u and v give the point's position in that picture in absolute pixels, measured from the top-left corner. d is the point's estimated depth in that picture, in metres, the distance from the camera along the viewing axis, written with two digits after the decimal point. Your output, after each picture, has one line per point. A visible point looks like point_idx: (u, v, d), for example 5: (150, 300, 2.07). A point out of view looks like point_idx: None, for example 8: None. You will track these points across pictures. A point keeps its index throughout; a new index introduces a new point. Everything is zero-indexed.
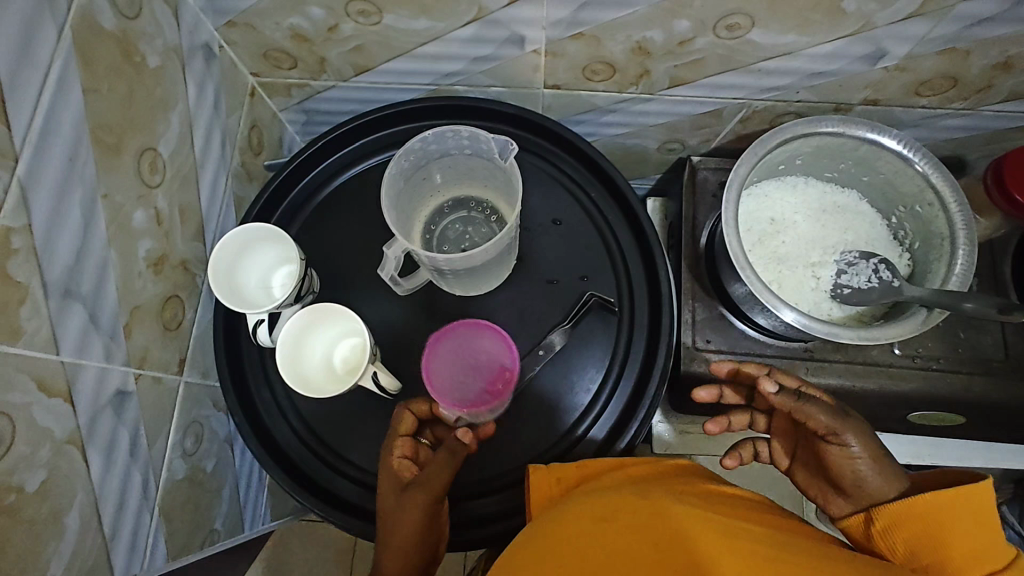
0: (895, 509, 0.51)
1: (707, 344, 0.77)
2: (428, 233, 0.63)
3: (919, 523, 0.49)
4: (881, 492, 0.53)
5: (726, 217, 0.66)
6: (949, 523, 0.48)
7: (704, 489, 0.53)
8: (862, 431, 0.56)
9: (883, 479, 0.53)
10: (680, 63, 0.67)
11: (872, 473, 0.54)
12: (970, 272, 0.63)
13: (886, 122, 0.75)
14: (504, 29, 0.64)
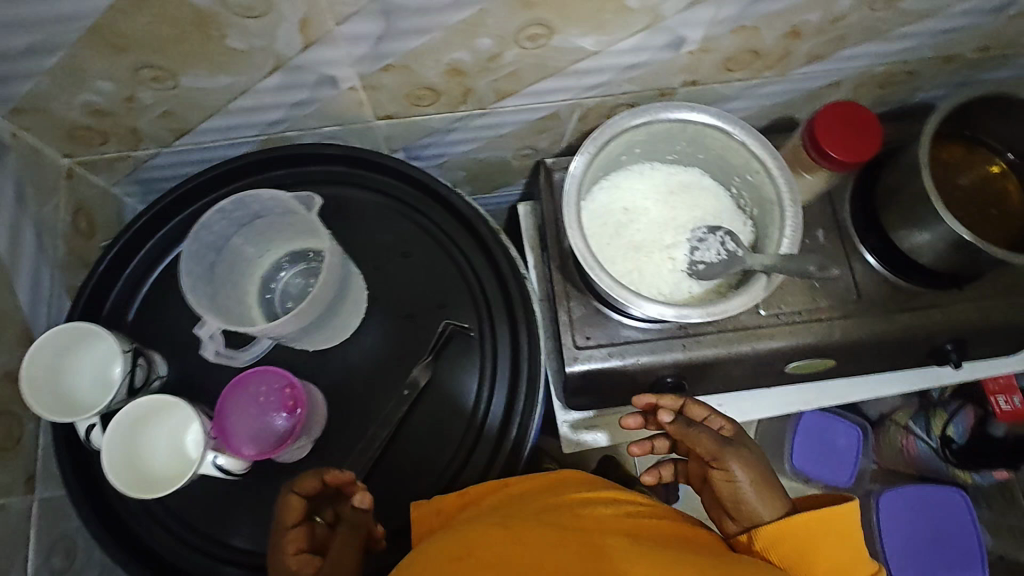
0: (792, 525, 0.57)
1: (587, 340, 0.79)
2: (268, 296, 0.62)
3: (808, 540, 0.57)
4: (760, 514, 0.60)
5: (570, 222, 0.68)
6: (833, 543, 0.57)
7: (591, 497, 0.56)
8: (746, 453, 0.63)
9: (765, 501, 0.60)
10: (497, 77, 0.68)
11: (756, 495, 0.60)
12: (799, 231, 0.67)
13: (712, 98, 0.78)
14: (311, 72, 0.63)
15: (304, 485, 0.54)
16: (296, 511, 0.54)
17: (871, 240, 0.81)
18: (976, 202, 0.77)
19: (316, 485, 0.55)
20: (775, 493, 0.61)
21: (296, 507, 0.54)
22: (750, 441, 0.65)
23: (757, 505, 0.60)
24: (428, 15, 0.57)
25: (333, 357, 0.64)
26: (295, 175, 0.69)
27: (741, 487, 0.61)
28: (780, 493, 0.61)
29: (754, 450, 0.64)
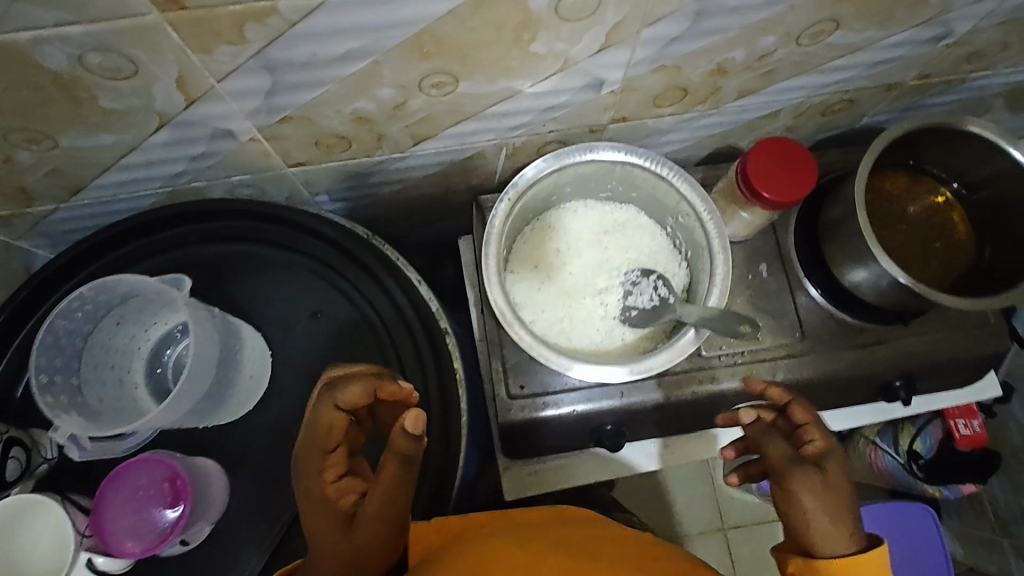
0: (843, 563, 0.51)
1: (521, 390, 0.75)
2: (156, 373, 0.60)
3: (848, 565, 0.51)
4: (824, 541, 0.53)
5: (490, 276, 0.65)
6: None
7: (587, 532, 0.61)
8: (833, 461, 0.57)
9: (833, 526, 0.53)
10: (410, 124, 0.64)
11: (824, 515, 0.54)
12: (728, 280, 0.65)
13: (645, 132, 0.75)
14: (202, 127, 0.59)
15: (346, 396, 0.54)
16: (337, 423, 0.54)
17: (815, 275, 0.78)
18: (922, 233, 0.75)
19: (359, 397, 0.54)
20: (843, 517, 0.54)
21: (336, 423, 0.54)
22: (831, 453, 0.58)
23: (819, 526, 0.54)
24: (317, 69, 0.53)
25: (239, 429, 0.61)
26: (195, 229, 0.65)
27: (806, 507, 0.54)
28: (852, 523, 0.54)
29: (824, 468, 0.57)
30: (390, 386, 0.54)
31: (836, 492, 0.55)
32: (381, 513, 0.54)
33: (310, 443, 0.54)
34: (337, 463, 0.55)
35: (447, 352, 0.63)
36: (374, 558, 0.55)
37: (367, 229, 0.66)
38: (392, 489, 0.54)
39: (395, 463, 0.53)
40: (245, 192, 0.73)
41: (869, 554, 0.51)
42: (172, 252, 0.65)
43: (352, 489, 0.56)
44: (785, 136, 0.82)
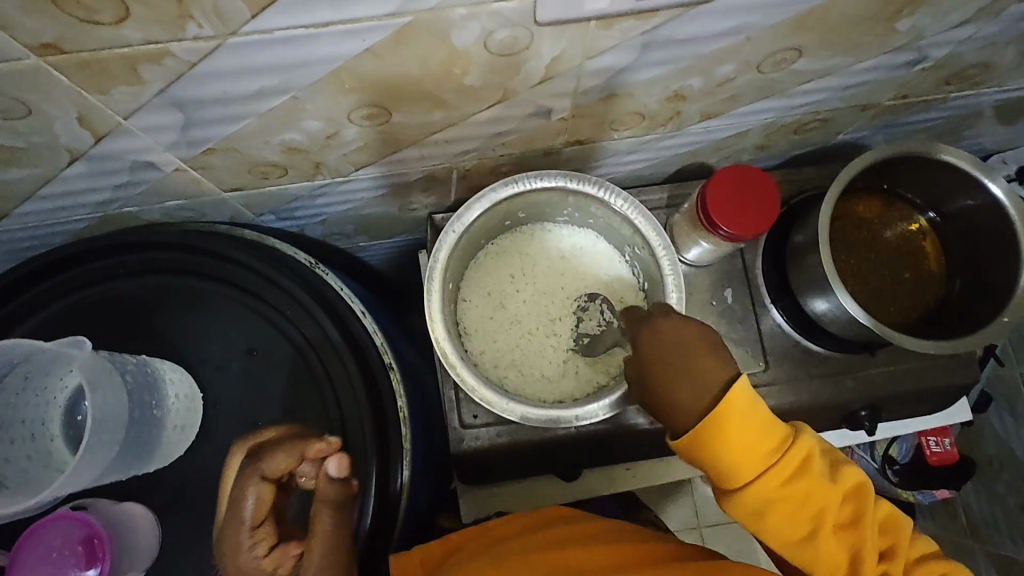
0: (707, 431, 0.51)
1: (474, 419, 0.73)
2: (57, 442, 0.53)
3: (728, 453, 0.52)
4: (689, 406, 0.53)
5: (431, 314, 0.62)
6: (754, 438, 0.52)
7: (573, 534, 0.61)
8: (656, 327, 0.55)
9: (688, 386, 0.53)
10: (347, 151, 0.60)
11: (678, 377, 0.53)
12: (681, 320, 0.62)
13: (605, 154, 0.71)
14: (119, 160, 0.55)
15: (270, 466, 0.51)
16: (264, 496, 0.51)
17: (782, 301, 0.76)
18: (891, 263, 0.72)
19: (287, 461, 0.51)
20: (708, 383, 0.52)
21: (264, 496, 0.51)
22: (665, 317, 0.56)
23: (675, 384, 0.53)
24: (232, 105, 0.49)
25: (171, 473, 0.59)
26: (129, 260, 0.62)
27: (674, 374, 0.53)
28: (715, 367, 0.53)
29: (656, 327, 0.55)
30: (317, 444, 0.50)
31: (690, 354, 0.53)
32: (322, 572, 0.49)
33: (234, 519, 0.50)
34: (267, 535, 0.51)
35: (388, 390, 0.61)
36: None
37: (310, 257, 0.63)
38: (331, 542, 0.50)
39: (329, 516, 0.50)
40: (184, 216, 0.69)
41: (728, 416, 0.51)
42: (103, 283, 0.62)
43: (288, 556, 0.51)
44: (757, 153, 0.78)
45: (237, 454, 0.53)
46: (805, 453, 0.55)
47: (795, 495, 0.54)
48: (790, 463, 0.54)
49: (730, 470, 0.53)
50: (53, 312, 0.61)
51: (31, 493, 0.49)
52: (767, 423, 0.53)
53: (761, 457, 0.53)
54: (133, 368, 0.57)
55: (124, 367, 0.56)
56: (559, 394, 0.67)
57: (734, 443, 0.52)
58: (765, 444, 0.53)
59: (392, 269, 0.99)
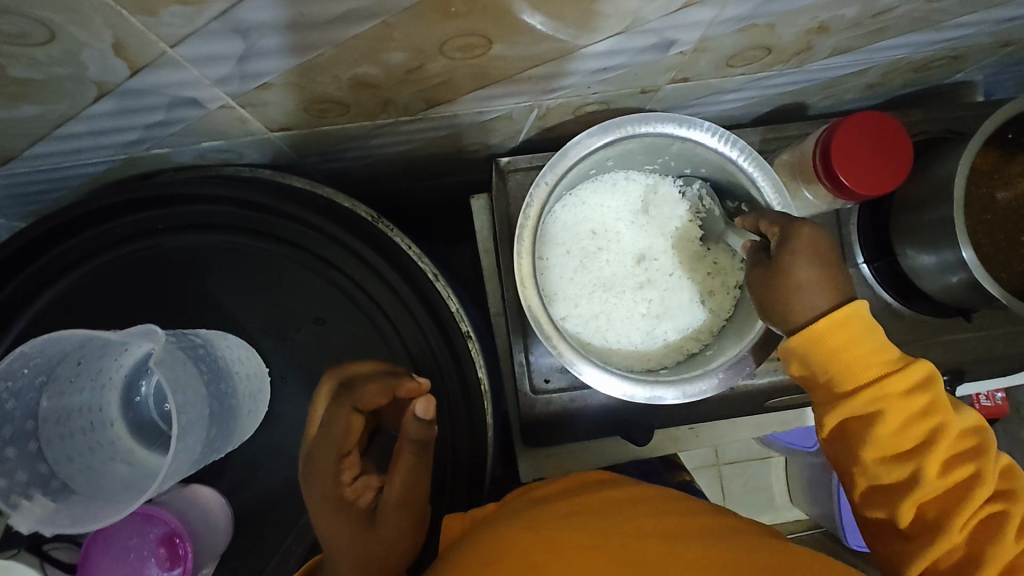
0: (821, 335, 0.49)
1: (546, 383, 0.68)
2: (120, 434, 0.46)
3: (837, 354, 0.49)
4: (804, 314, 0.49)
5: (522, 275, 0.56)
6: (869, 352, 0.49)
7: (629, 500, 0.54)
8: (796, 235, 0.50)
9: (810, 297, 0.49)
10: (424, 87, 0.51)
11: (805, 280, 0.49)
12: None
13: (706, 93, 0.62)
14: (158, 95, 0.45)
15: (363, 400, 0.49)
16: (353, 426, 0.50)
17: (876, 263, 0.70)
18: (1008, 224, 0.64)
19: (380, 398, 0.49)
20: (825, 289, 0.49)
21: (354, 424, 0.50)
22: (791, 228, 0.50)
23: (796, 293, 0.49)
24: (309, 33, 0.39)
25: (236, 450, 0.54)
26: (170, 214, 0.54)
27: (804, 278, 0.49)
28: (835, 280, 0.50)
29: (786, 239, 0.50)
30: (407, 384, 0.49)
31: (816, 264, 0.49)
32: (404, 502, 0.51)
33: (323, 444, 0.50)
34: (353, 465, 0.52)
35: (470, 361, 0.56)
36: (403, 548, 0.52)
37: (373, 210, 0.56)
38: (409, 479, 0.50)
39: (411, 453, 0.50)
40: (219, 157, 0.60)
41: (836, 320, 0.48)
42: (142, 240, 0.54)
43: (368, 487, 0.52)
44: (862, 92, 0.70)
45: (329, 381, 0.51)
46: (923, 376, 0.49)
47: (906, 414, 0.48)
48: (904, 379, 0.48)
49: (835, 373, 0.49)
50: (87, 272, 0.54)
51: (106, 497, 0.43)
52: (881, 333, 0.49)
53: (872, 363, 0.49)
54: (204, 354, 0.49)
55: (195, 353, 0.48)
56: (648, 362, 0.62)
57: (845, 347, 0.49)
58: (876, 354, 0.49)
59: (431, 212, 0.90)
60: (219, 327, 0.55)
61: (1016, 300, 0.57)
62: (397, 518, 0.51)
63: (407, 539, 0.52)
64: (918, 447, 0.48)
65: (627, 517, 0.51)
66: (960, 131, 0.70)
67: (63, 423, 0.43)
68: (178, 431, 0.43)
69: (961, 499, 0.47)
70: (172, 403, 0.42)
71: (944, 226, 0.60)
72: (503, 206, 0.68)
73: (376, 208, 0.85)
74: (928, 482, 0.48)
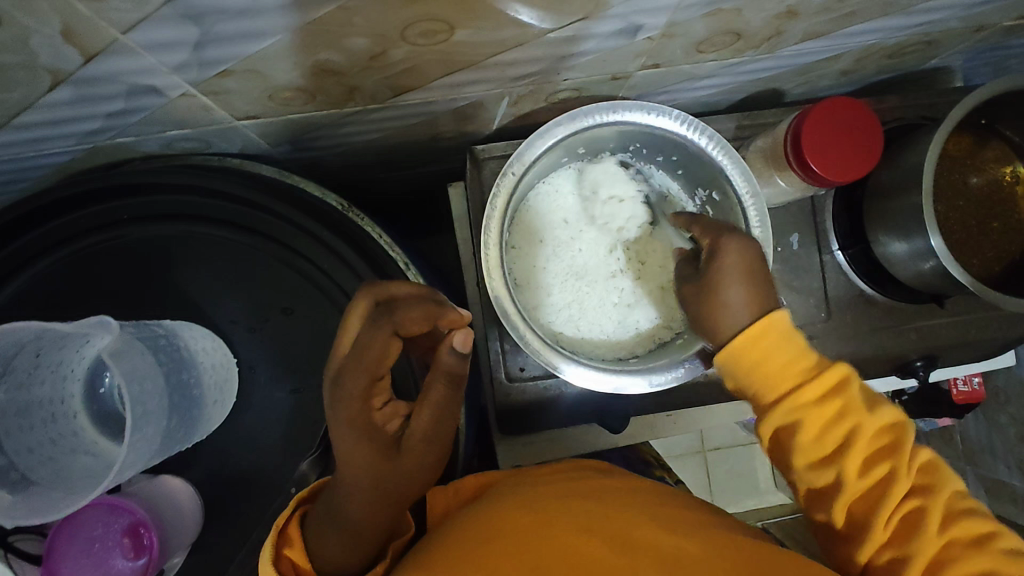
0: (741, 348, 0.49)
1: (520, 372, 0.68)
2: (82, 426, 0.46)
3: (752, 369, 0.49)
4: (727, 328, 0.50)
5: (491, 264, 0.56)
6: (783, 363, 0.49)
7: (607, 488, 0.54)
8: (727, 250, 0.51)
9: (734, 310, 0.50)
10: (390, 74, 0.50)
11: (731, 292, 0.50)
12: None
13: (678, 79, 0.62)
14: (115, 83, 0.45)
15: (407, 324, 0.46)
16: (390, 351, 0.47)
17: (851, 249, 0.70)
18: (978, 209, 0.65)
19: (420, 325, 0.47)
20: (754, 305, 0.50)
21: (391, 349, 0.47)
22: (724, 242, 0.52)
23: (724, 307, 0.51)
24: (264, 18, 0.39)
25: (206, 441, 0.54)
26: (134, 204, 0.53)
27: (726, 292, 0.50)
28: (764, 294, 0.51)
29: (718, 253, 0.51)
30: (451, 314, 0.47)
31: (745, 279, 0.51)
32: (428, 434, 0.49)
33: (356, 365, 0.47)
34: (383, 390, 0.49)
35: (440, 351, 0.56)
36: (416, 480, 0.51)
37: (341, 199, 0.56)
38: (441, 410, 0.49)
39: (444, 387, 0.49)
40: (186, 146, 0.59)
41: (748, 335, 0.49)
42: (106, 231, 0.53)
43: (395, 414, 0.50)
44: (838, 79, 0.70)
45: (363, 300, 0.48)
46: (838, 380, 0.49)
47: (822, 422, 0.48)
48: (819, 387, 0.48)
49: (754, 385, 0.50)
50: (50, 264, 0.53)
51: (66, 488, 0.43)
52: (796, 342, 0.49)
53: (784, 376, 0.49)
54: (164, 344, 0.49)
55: (156, 344, 0.48)
56: (619, 350, 0.62)
57: (760, 361, 0.49)
58: (789, 365, 0.49)
59: (409, 201, 0.89)
60: (186, 317, 0.55)
61: (984, 287, 0.58)
62: (421, 448, 0.49)
63: (425, 470, 0.51)
64: (839, 453, 0.48)
65: (614, 507, 0.51)
66: (935, 117, 0.70)
67: (22, 414, 0.43)
68: (135, 421, 0.43)
69: (884, 499, 0.48)
70: (128, 395, 0.43)
71: (916, 212, 0.61)
72: (478, 195, 0.68)
73: (353, 197, 0.84)
74: (851, 486, 0.48)
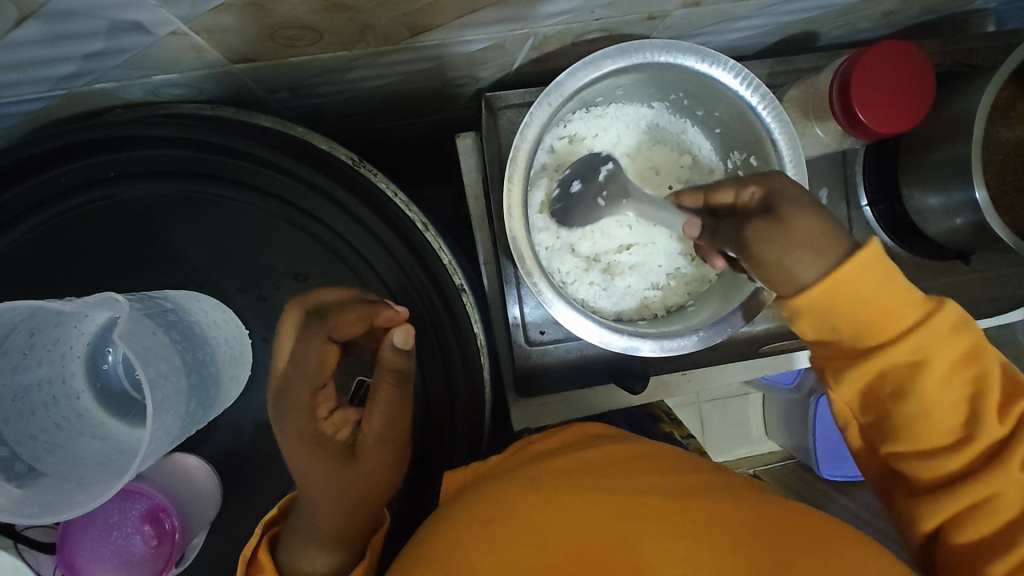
0: (822, 292, 0.45)
1: (541, 336, 0.66)
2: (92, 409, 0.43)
3: (845, 316, 0.46)
4: (795, 271, 0.45)
5: (508, 202, 0.52)
6: (872, 295, 0.45)
7: (634, 460, 0.52)
8: (797, 214, 0.45)
9: (799, 259, 0.45)
10: (410, 10, 0.45)
11: (788, 264, 0.45)
12: None
13: (717, 19, 0.57)
14: (91, 17, 0.39)
15: (344, 329, 0.45)
16: (329, 356, 0.46)
17: (881, 206, 0.68)
18: (1017, 163, 0.61)
19: (357, 326, 0.46)
20: (827, 254, 0.45)
21: (331, 355, 0.46)
22: (786, 217, 0.45)
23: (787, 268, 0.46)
24: None
25: (217, 416, 0.51)
26: (124, 161, 0.48)
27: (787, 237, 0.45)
28: (833, 247, 0.45)
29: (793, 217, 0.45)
30: (386, 312, 0.46)
31: (806, 240, 0.45)
32: (384, 434, 0.48)
33: (297, 376, 0.46)
34: (329, 398, 0.48)
35: (468, 318, 0.52)
36: (384, 484, 0.49)
37: (352, 154, 0.50)
38: (390, 410, 0.48)
39: (393, 384, 0.47)
40: (175, 93, 0.53)
41: (836, 280, 0.44)
42: (95, 190, 0.49)
43: (347, 421, 0.49)
44: (878, 21, 0.65)
45: (295, 311, 0.46)
46: (949, 324, 0.46)
47: (906, 373, 0.46)
48: (931, 327, 0.45)
49: (861, 329, 0.46)
50: (37, 227, 0.48)
51: (79, 478, 0.40)
52: (886, 284, 0.45)
53: (898, 315, 0.46)
54: (175, 319, 0.45)
55: (166, 320, 0.44)
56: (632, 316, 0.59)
57: (860, 305, 0.45)
58: (896, 281, 0.45)
59: (415, 152, 0.84)
60: (189, 284, 0.51)
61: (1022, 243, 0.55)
62: (380, 452, 0.48)
63: (391, 468, 0.49)
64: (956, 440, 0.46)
65: (619, 478, 0.49)
66: (974, 64, 0.67)
67: (22, 400, 0.39)
68: (153, 408, 0.39)
69: (983, 470, 0.46)
70: (141, 375, 0.39)
71: (956, 165, 0.58)
72: (494, 146, 0.63)
73: (354, 148, 0.78)
74: (976, 433, 0.46)
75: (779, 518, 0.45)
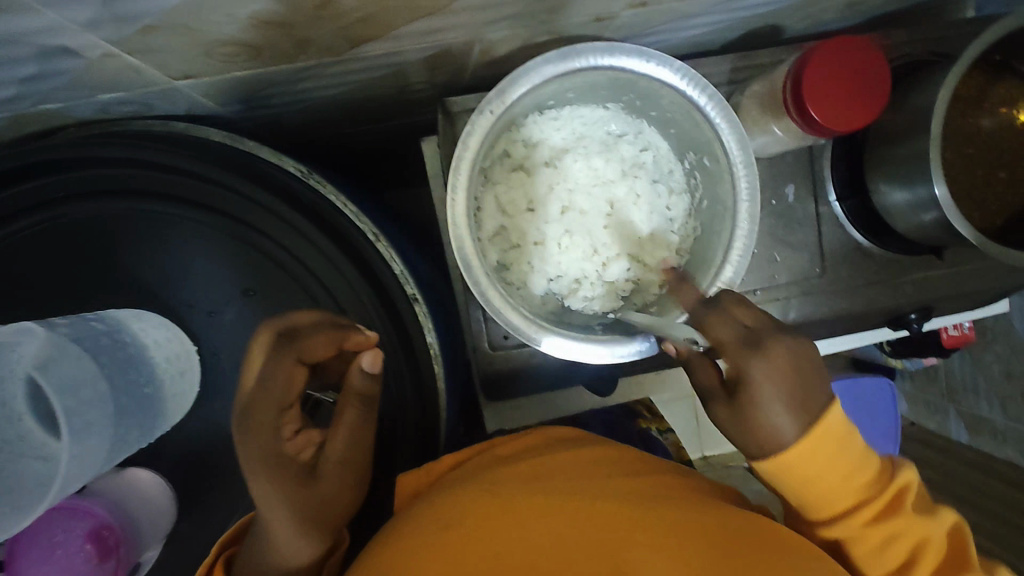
0: (801, 452, 0.44)
1: (504, 340, 0.65)
2: None
3: (805, 482, 0.45)
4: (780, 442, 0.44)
5: (455, 211, 0.51)
6: (833, 459, 0.44)
7: (592, 461, 0.52)
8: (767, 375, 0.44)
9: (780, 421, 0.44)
10: (344, 24, 0.45)
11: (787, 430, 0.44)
12: (747, 257, 0.52)
13: (668, 18, 0.55)
14: (18, 43, 0.39)
15: (310, 351, 0.47)
16: (296, 377, 0.48)
17: (850, 201, 0.67)
18: (987, 156, 0.60)
19: (326, 350, 0.48)
20: (804, 414, 0.44)
21: (299, 376, 0.48)
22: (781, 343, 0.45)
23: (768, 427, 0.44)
24: None
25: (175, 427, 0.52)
26: (72, 180, 0.49)
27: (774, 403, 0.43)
28: (811, 406, 0.44)
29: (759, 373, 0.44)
30: (355, 336, 0.48)
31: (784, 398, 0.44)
32: (346, 455, 0.49)
33: (264, 399, 0.46)
34: (295, 419, 0.49)
35: (417, 327, 0.52)
36: (344, 503, 0.50)
37: (300, 166, 0.51)
38: (356, 433, 0.49)
39: (357, 407, 0.49)
40: (125, 110, 0.53)
41: (815, 437, 0.44)
42: (43, 211, 0.49)
43: (311, 442, 0.50)
44: (842, 12, 0.63)
45: (264, 336, 0.46)
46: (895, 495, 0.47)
47: (881, 534, 0.46)
48: (882, 492, 0.46)
49: (810, 498, 0.46)
50: None
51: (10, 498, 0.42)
52: (857, 446, 0.46)
53: (838, 471, 0.45)
54: (107, 342, 0.48)
55: (97, 344, 0.47)
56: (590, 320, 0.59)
57: (813, 471, 0.45)
58: (853, 446, 0.45)
59: (385, 156, 0.83)
60: (143, 300, 0.51)
61: (982, 239, 0.54)
62: (341, 472, 0.49)
63: (353, 486, 0.50)
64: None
65: (574, 483, 0.49)
66: (944, 54, 0.65)
67: None
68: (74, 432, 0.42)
69: None
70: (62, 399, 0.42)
71: (920, 160, 0.56)
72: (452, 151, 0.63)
73: (322, 155, 0.78)
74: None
75: (727, 522, 0.45)
